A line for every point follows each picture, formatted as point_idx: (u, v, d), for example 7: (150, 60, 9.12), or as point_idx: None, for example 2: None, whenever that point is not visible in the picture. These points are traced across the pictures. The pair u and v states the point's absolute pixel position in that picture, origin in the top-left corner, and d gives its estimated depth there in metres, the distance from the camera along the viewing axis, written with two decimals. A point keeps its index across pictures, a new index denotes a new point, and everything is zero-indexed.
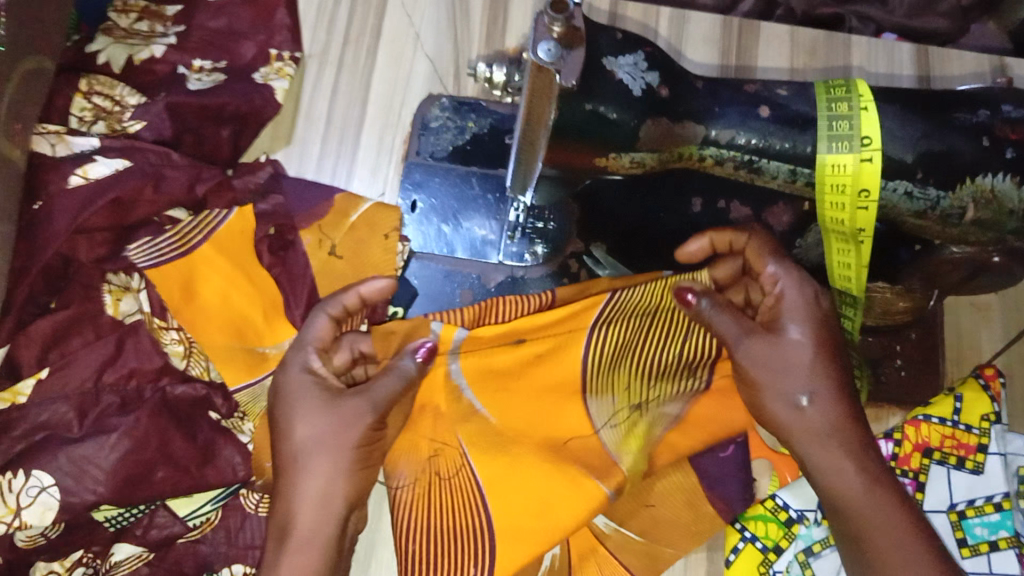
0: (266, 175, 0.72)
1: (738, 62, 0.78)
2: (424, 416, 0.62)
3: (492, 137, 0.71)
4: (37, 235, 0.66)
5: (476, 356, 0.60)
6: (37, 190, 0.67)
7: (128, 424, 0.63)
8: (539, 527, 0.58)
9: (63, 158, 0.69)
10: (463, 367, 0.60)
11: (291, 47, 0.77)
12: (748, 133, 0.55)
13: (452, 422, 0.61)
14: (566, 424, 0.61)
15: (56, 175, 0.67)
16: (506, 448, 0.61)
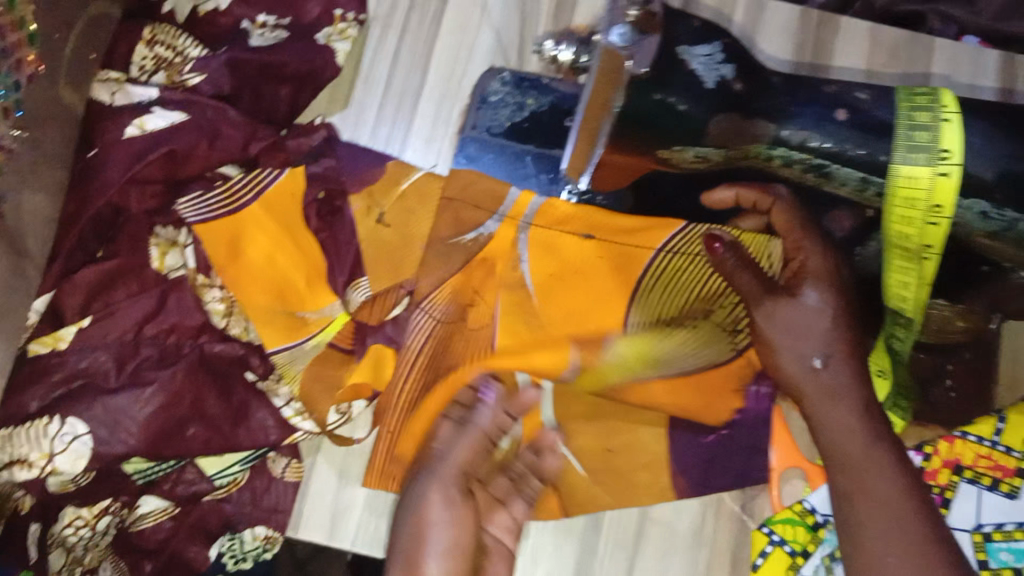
0: (320, 138, 0.71)
1: (812, 60, 0.75)
2: (479, 269, 0.68)
3: (551, 115, 0.69)
4: (88, 185, 0.65)
5: (545, 232, 0.68)
6: (93, 138, 0.67)
7: (164, 379, 0.63)
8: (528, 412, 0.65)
9: (119, 107, 0.68)
10: (529, 239, 0.68)
11: (356, 7, 0.75)
12: (823, 136, 0.53)
13: (501, 283, 0.67)
14: (596, 318, 0.67)
15: (112, 125, 0.67)
16: (536, 332, 0.67)
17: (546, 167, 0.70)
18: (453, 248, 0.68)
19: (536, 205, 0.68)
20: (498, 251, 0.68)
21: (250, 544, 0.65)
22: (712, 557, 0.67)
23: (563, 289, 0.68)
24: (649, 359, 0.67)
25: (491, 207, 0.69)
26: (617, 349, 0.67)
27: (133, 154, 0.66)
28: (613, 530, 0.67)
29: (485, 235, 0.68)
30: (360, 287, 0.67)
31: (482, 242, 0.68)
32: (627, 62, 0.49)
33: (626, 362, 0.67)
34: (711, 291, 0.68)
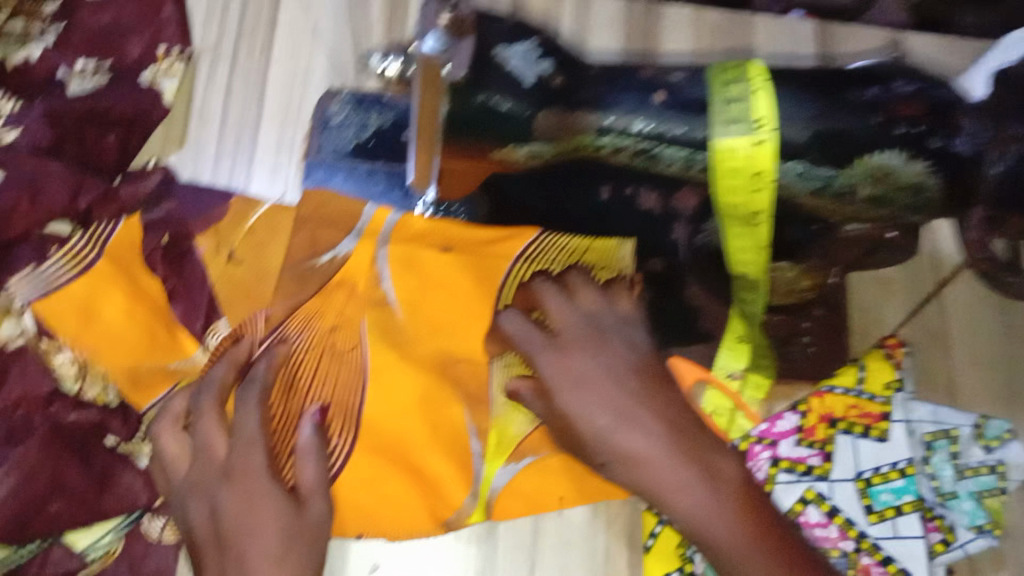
0: (156, 181, 0.69)
1: (642, 49, 0.79)
2: (339, 291, 0.68)
3: (394, 130, 0.70)
4: None
5: (404, 245, 0.68)
6: None
7: (18, 454, 0.61)
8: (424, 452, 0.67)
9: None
10: (389, 254, 0.68)
11: (182, 41, 0.75)
12: (644, 120, 0.55)
13: (365, 302, 0.68)
14: (462, 344, 0.68)
15: None
16: (405, 348, 0.68)
17: (397, 182, 0.71)
18: (308, 272, 0.68)
19: (393, 221, 0.68)
20: (355, 272, 0.68)
21: None
22: (610, 545, 0.68)
23: (424, 306, 0.69)
24: (528, 397, 0.68)
25: (346, 224, 0.68)
26: (496, 399, 0.68)
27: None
28: (507, 544, 0.68)
29: (341, 256, 0.68)
30: (217, 329, 0.65)
31: (338, 263, 0.68)
32: (443, 68, 0.50)
33: (510, 407, 0.68)
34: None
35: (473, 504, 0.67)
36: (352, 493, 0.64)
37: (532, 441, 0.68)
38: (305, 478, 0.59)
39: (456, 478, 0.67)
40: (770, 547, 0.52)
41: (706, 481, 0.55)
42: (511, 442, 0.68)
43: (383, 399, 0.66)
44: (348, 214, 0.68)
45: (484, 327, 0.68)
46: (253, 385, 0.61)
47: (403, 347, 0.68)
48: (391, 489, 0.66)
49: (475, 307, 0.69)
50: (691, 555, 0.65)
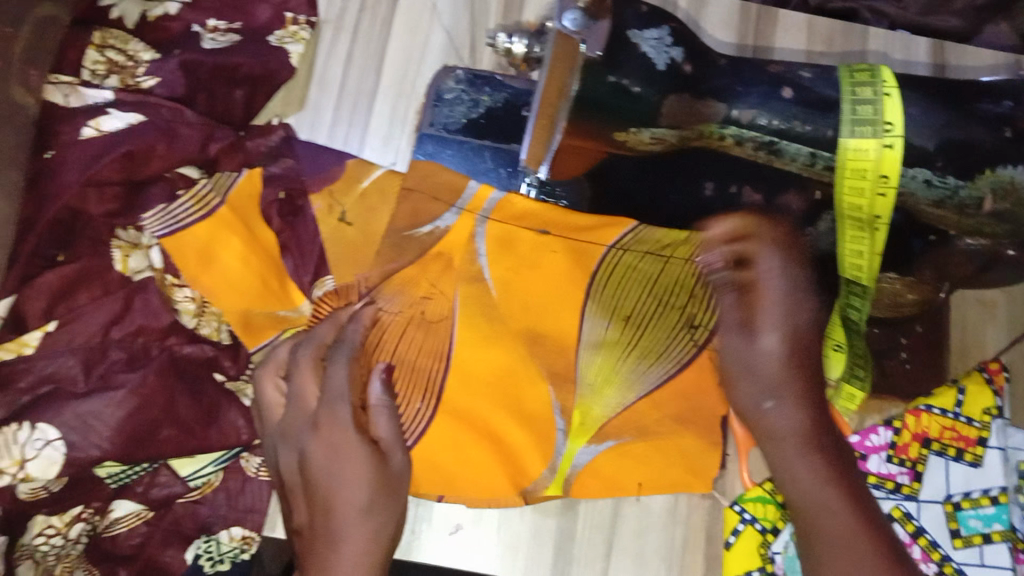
0: (278, 138, 0.71)
1: (754, 45, 0.79)
2: (435, 263, 0.70)
3: (506, 109, 0.71)
4: (47, 186, 0.64)
5: (503, 225, 0.71)
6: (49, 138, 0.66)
7: (135, 382, 0.62)
8: (507, 424, 0.68)
9: (75, 109, 0.67)
10: (487, 232, 0.71)
11: (307, 11, 0.77)
12: (770, 115, 0.55)
13: (460, 276, 0.70)
14: (551, 327, 0.71)
15: (69, 126, 0.66)
16: (495, 325, 0.70)
17: (502, 160, 0.72)
18: (408, 241, 0.70)
19: (495, 199, 0.71)
20: (455, 245, 0.70)
21: (227, 545, 0.64)
22: (688, 535, 0.68)
23: (518, 285, 0.71)
24: (614, 380, 0.70)
25: (449, 200, 0.71)
26: (584, 379, 0.70)
27: (90, 155, 0.65)
28: (587, 521, 0.68)
29: (440, 229, 0.70)
30: (324, 284, 0.67)
31: (438, 235, 0.70)
32: (580, 45, 0.50)
33: (595, 388, 0.70)
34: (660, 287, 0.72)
35: (550, 478, 0.68)
36: (437, 457, 0.67)
37: (615, 424, 0.69)
38: (383, 435, 0.62)
39: (536, 454, 0.68)
40: (861, 514, 0.57)
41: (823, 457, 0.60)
42: (595, 423, 0.69)
43: (468, 372, 0.69)
44: (452, 189, 0.70)
45: (573, 314, 0.71)
46: (347, 346, 0.64)
47: (495, 321, 0.70)
48: (473, 457, 0.68)
49: (568, 291, 0.71)
50: (773, 556, 0.66)
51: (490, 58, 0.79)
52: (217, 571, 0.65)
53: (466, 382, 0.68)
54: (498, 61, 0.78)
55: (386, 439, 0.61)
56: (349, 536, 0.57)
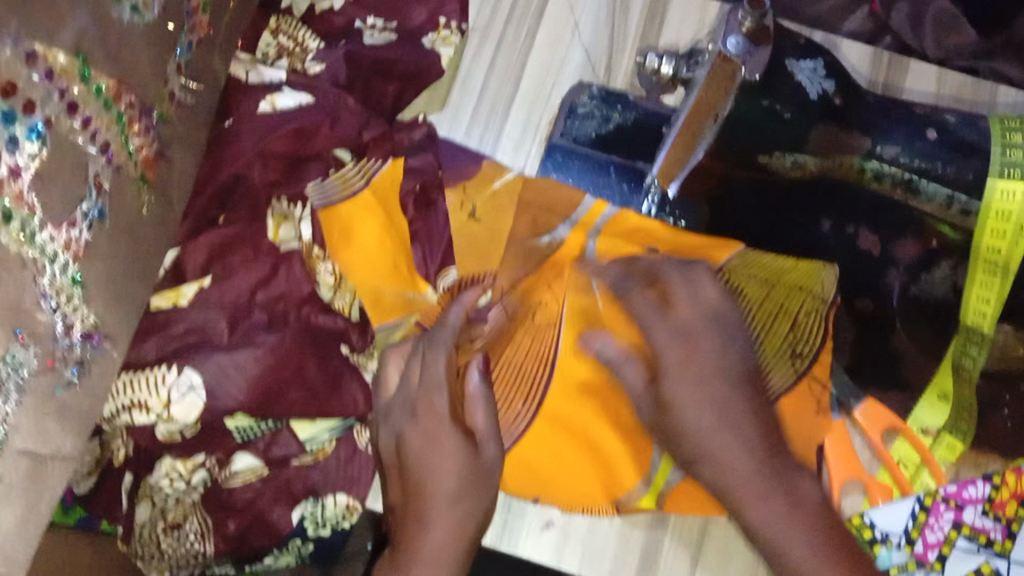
0: (421, 135, 0.74)
1: (883, 83, 0.76)
2: (549, 272, 0.71)
3: (637, 129, 0.78)
4: (223, 149, 0.65)
5: (612, 240, 0.70)
6: (228, 106, 0.67)
7: (273, 342, 0.64)
8: (601, 434, 0.68)
9: (252, 85, 0.68)
10: (597, 245, 0.70)
11: (459, 17, 0.81)
12: (912, 154, 0.57)
13: (569, 285, 0.70)
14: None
15: (245, 98, 0.67)
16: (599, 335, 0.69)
17: (628, 177, 0.78)
18: (531, 250, 0.71)
19: (608, 215, 0.70)
20: (566, 256, 0.71)
21: (331, 510, 0.67)
22: None
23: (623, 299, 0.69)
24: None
25: (563, 212, 0.70)
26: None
27: (264, 126, 0.67)
28: (676, 538, 0.66)
29: (557, 241, 0.71)
30: (447, 275, 0.71)
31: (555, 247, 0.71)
32: (741, 70, 0.52)
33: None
34: (774, 307, 0.71)
35: (645, 490, 0.66)
36: (533, 458, 0.67)
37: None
38: (478, 424, 0.61)
39: (631, 463, 0.67)
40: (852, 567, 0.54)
41: (784, 498, 0.57)
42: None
43: (569, 382, 0.69)
44: (568, 203, 0.70)
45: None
46: (449, 333, 0.64)
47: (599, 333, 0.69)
48: (568, 461, 0.67)
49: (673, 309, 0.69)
50: None
51: (626, 77, 0.82)
52: (318, 534, 0.68)
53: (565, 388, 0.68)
54: (633, 81, 0.82)
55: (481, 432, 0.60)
56: (438, 521, 0.56)
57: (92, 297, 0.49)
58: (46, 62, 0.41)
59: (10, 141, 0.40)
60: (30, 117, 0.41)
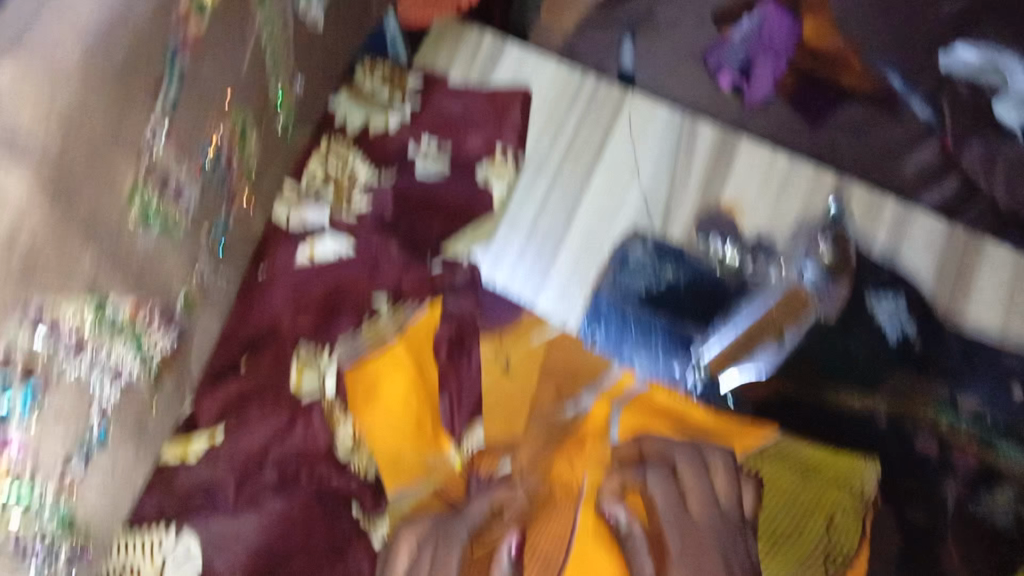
0: (464, 277, 0.71)
1: (950, 301, 0.74)
2: (572, 448, 0.66)
3: (687, 291, 0.74)
4: (252, 305, 0.65)
5: (637, 416, 0.68)
6: (265, 252, 0.67)
7: (281, 508, 0.59)
8: None
9: (293, 233, 0.69)
10: (623, 419, 0.68)
11: (516, 146, 0.78)
12: (997, 410, 0.69)
13: (591, 463, 0.65)
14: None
15: (284, 250, 0.67)
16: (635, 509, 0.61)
17: (676, 344, 0.72)
18: (555, 426, 0.67)
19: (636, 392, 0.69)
20: (591, 431, 0.67)
21: None
22: None
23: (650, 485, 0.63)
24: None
25: (587, 381, 0.70)
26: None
27: (294, 281, 0.67)
28: None
29: (581, 415, 0.68)
30: (474, 431, 0.66)
31: (579, 419, 0.68)
32: None
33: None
34: (802, 510, 0.64)
35: None
36: None
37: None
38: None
39: None
40: None
41: None
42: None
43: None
44: (592, 372, 0.70)
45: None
46: (466, 523, 0.60)
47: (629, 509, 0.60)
48: None
49: None
50: None
51: (683, 230, 0.77)
52: None
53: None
54: (691, 235, 0.77)
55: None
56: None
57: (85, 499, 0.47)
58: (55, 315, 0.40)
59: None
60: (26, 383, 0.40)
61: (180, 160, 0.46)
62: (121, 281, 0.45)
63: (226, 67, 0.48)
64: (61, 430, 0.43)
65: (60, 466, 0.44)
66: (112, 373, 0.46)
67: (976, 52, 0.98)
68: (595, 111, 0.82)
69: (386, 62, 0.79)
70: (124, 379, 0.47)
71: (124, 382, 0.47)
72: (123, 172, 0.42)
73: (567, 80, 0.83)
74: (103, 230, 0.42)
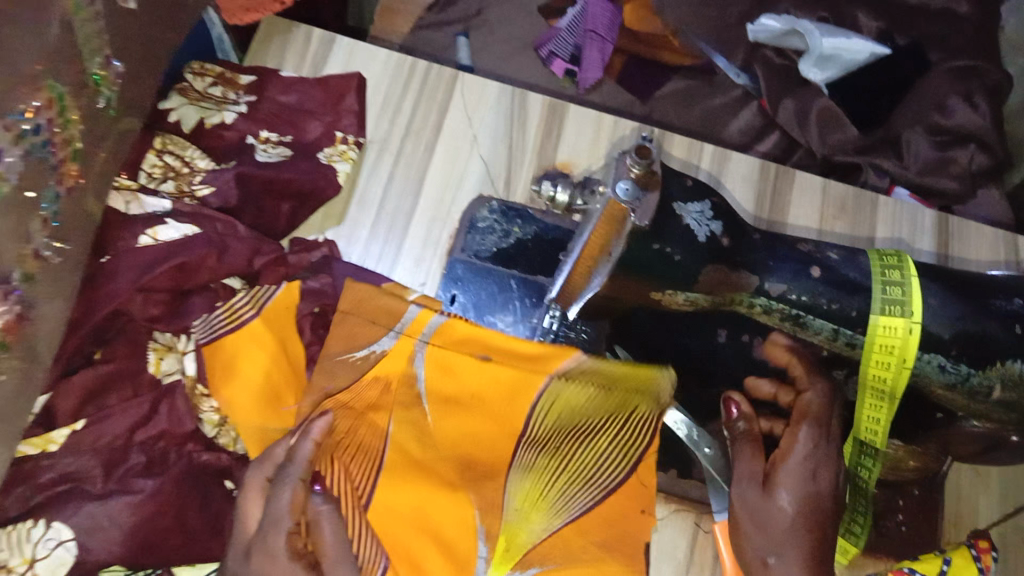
0: (320, 256, 0.72)
1: (769, 216, 0.81)
2: (373, 388, 0.66)
3: (535, 243, 0.76)
4: (97, 289, 0.62)
5: (440, 351, 0.67)
6: (107, 242, 0.64)
7: (153, 489, 0.60)
8: (427, 546, 0.61)
9: (134, 218, 0.66)
10: (426, 355, 0.67)
11: (356, 132, 0.81)
12: (799, 290, 0.59)
13: (397, 401, 0.66)
14: (484, 453, 0.65)
15: (126, 234, 0.65)
16: (427, 449, 0.65)
17: (529, 292, 0.75)
18: (341, 365, 0.66)
19: (434, 325, 0.67)
20: (393, 368, 0.67)
21: None
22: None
23: (462, 413, 0.66)
24: (543, 505, 0.63)
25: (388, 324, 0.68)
26: (511, 502, 0.63)
27: (144, 264, 0.64)
28: None
29: (376, 353, 0.67)
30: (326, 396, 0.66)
31: (371, 361, 0.66)
32: (630, 216, 0.54)
33: (523, 512, 0.63)
34: (586, 427, 0.66)
35: None
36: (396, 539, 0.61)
37: (542, 550, 0.62)
38: (327, 544, 0.57)
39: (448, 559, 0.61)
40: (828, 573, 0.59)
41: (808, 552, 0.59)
42: (518, 550, 0.62)
43: (389, 498, 0.62)
44: (392, 313, 0.68)
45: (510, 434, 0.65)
46: (296, 465, 0.59)
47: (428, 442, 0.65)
48: (415, 550, 0.61)
49: (505, 418, 0.65)
50: None
51: (524, 190, 0.82)
52: None
53: (390, 491, 0.62)
54: (532, 195, 0.82)
55: (331, 554, 0.57)
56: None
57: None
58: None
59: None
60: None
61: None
62: None
63: (40, 41, 0.43)
64: None
65: None
66: None
67: (780, 19, 1.13)
68: (430, 90, 0.85)
69: (214, 63, 0.80)
70: None
71: None
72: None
73: (400, 62, 0.86)
74: None
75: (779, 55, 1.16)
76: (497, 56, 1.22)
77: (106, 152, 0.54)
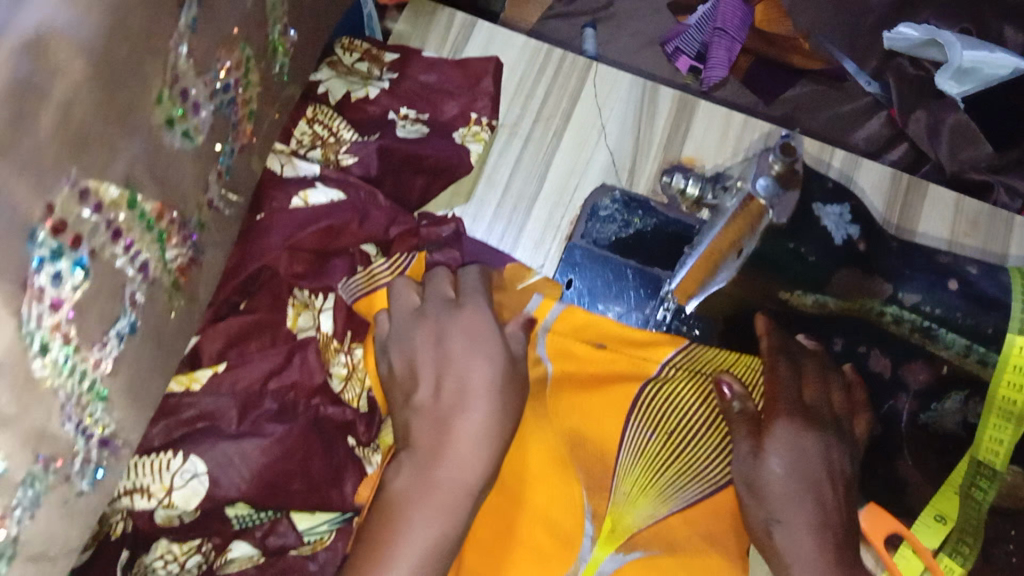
0: (448, 231, 0.74)
1: (899, 223, 0.79)
2: None
3: (655, 236, 0.77)
4: (252, 244, 0.67)
5: (563, 337, 0.69)
6: (260, 201, 0.68)
7: (281, 433, 0.63)
8: (533, 523, 0.62)
9: (287, 179, 0.70)
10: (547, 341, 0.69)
11: (490, 114, 0.83)
12: (933, 302, 0.66)
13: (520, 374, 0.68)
14: (595, 433, 0.66)
15: (280, 194, 0.69)
16: (539, 422, 0.66)
17: (645, 283, 0.76)
18: None
19: (557, 311, 0.69)
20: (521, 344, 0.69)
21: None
22: None
23: (575, 391, 0.68)
24: (651, 490, 0.64)
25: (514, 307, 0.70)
26: (619, 486, 0.64)
27: (295, 223, 0.68)
28: None
29: None
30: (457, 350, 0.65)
31: None
32: (770, 212, 0.56)
33: (631, 496, 0.64)
34: (691, 420, 0.67)
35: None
36: (494, 522, 0.62)
37: (647, 535, 0.62)
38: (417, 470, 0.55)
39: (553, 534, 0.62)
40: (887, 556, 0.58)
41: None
42: (624, 532, 0.62)
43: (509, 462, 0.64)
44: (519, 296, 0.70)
45: (621, 416, 0.66)
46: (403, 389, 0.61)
47: (543, 415, 0.66)
48: (520, 527, 0.61)
49: (616, 396, 0.67)
50: None
51: (648, 182, 0.83)
52: None
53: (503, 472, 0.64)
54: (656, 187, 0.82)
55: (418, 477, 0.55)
56: (446, 485, 0.54)
57: (115, 407, 0.47)
58: (98, 196, 0.40)
59: (54, 276, 0.38)
60: (76, 250, 0.39)
61: (197, 77, 0.45)
62: (155, 187, 0.45)
63: (238, 5, 0.47)
64: (97, 313, 0.42)
65: (99, 349, 0.43)
66: (142, 267, 0.45)
67: (919, 29, 1.09)
68: (563, 78, 0.86)
69: (362, 39, 0.83)
70: (143, 258, 0.45)
71: (150, 278, 0.47)
72: (153, 82, 0.41)
73: (536, 49, 0.88)
74: (136, 127, 0.41)
75: (914, 64, 1.12)
76: (623, 50, 1.21)
77: (275, 113, 0.58)
